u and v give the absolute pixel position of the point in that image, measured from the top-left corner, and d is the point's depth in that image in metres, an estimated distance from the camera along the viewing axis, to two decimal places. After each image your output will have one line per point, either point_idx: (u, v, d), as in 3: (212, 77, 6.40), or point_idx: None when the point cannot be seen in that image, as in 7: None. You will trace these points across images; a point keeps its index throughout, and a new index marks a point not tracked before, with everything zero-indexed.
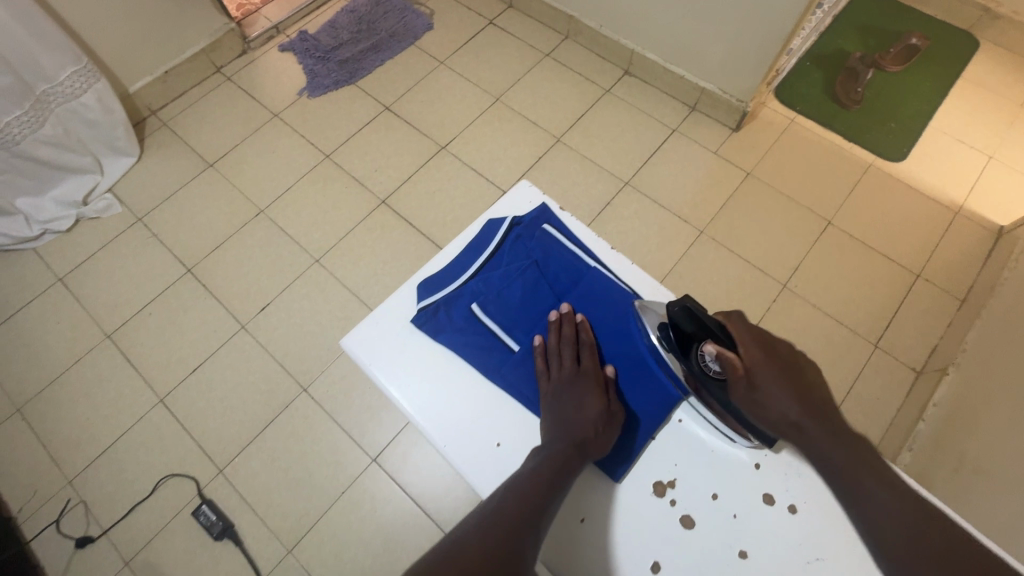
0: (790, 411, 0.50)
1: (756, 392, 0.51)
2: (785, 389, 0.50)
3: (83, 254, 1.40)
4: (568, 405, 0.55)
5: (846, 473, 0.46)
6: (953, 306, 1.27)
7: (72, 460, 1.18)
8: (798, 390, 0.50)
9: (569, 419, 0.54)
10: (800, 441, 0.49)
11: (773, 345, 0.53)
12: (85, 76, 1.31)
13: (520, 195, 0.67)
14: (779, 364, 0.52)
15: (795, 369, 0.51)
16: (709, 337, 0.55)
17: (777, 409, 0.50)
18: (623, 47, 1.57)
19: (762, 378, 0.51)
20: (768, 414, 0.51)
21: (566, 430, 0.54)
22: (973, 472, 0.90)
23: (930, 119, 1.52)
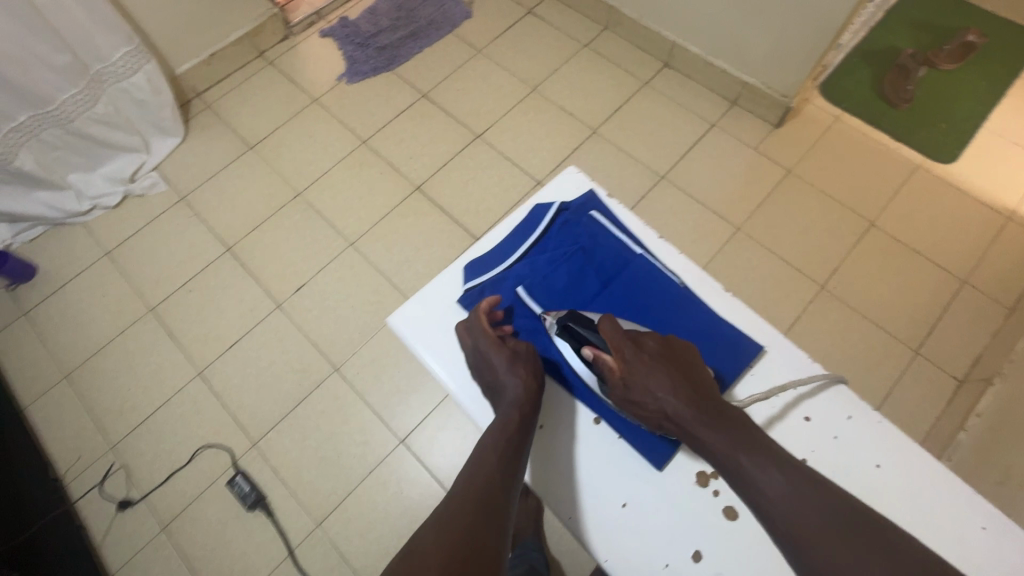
0: (667, 403, 0.51)
1: (633, 391, 0.53)
2: (663, 382, 0.52)
3: (130, 230, 1.44)
4: (501, 367, 0.55)
5: (725, 457, 0.48)
6: (1001, 315, 1.22)
7: (115, 426, 1.23)
8: (676, 377, 0.52)
9: (504, 384, 0.55)
10: (685, 432, 0.51)
11: (638, 341, 0.54)
12: (137, 57, 1.35)
13: (567, 182, 0.67)
14: (647, 356, 0.53)
15: (666, 357, 0.53)
16: (585, 343, 0.56)
17: (655, 403, 0.52)
18: (663, 39, 1.55)
19: (635, 376, 0.52)
20: (649, 410, 0.52)
21: (503, 396, 0.54)
22: (1018, 485, 0.87)
23: (984, 120, 1.46)
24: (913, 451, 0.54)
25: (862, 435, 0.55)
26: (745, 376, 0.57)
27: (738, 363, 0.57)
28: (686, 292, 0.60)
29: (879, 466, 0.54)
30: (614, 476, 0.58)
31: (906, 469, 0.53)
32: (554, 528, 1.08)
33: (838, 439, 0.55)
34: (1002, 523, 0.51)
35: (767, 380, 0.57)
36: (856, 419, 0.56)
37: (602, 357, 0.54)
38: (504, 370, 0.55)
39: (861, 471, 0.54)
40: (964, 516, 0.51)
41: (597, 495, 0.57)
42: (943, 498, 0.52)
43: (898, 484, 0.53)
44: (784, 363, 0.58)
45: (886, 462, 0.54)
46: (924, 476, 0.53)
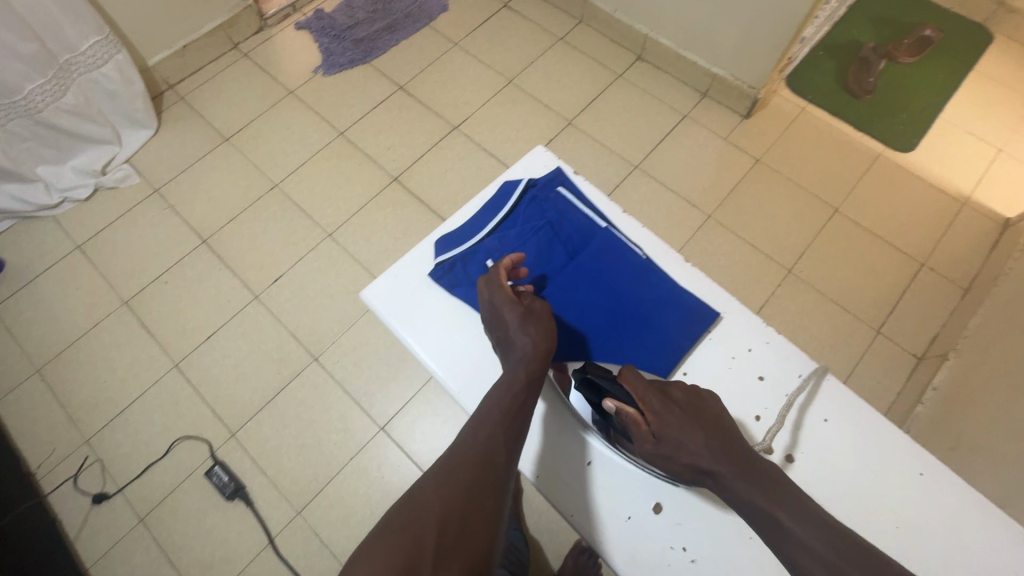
0: (701, 457, 0.48)
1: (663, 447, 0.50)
2: (690, 437, 0.49)
3: (102, 223, 1.42)
4: (517, 325, 0.55)
5: (760, 514, 0.45)
6: (957, 295, 1.28)
7: (89, 420, 1.21)
8: (709, 431, 0.49)
9: (518, 342, 0.55)
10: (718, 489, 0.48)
11: (667, 393, 0.53)
12: (107, 47, 1.33)
13: (535, 160, 0.69)
14: (676, 410, 0.51)
15: (690, 411, 0.51)
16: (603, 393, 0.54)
17: (686, 460, 0.49)
18: (636, 32, 1.58)
19: (662, 429, 0.50)
20: (679, 466, 0.49)
21: (516, 353, 0.55)
22: (969, 452, 0.92)
23: (940, 111, 1.52)
24: (858, 405, 0.57)
25: (813, 391, 0.58)
26: (703, 341, 0.60)
27: (697, 329, 0.60)
28: (648, 264, 0.62)
29: (828, 420, 0.57)
30: (580, 438, 0.60)
31: (851, 422, 0.56)
32: (533, 507, 1.11)
33: (790, 396, 0.58)
34: (936, 467, 0.54)
35: (724, 344, 0.60)
36: (806, 376, 0.58)
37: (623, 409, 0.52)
38: (520, 329, 0.55)
39: (811, 426, 0.57)
40: (903, 462, 0.55)
41: (564, 458, 0.59)
42: (882, 447, 0.55)
43: (844, 435, 0.56)
44: (740, 327, 0.61)
45: (834, 416, 0.57)
46: (868, 428, 0.56)
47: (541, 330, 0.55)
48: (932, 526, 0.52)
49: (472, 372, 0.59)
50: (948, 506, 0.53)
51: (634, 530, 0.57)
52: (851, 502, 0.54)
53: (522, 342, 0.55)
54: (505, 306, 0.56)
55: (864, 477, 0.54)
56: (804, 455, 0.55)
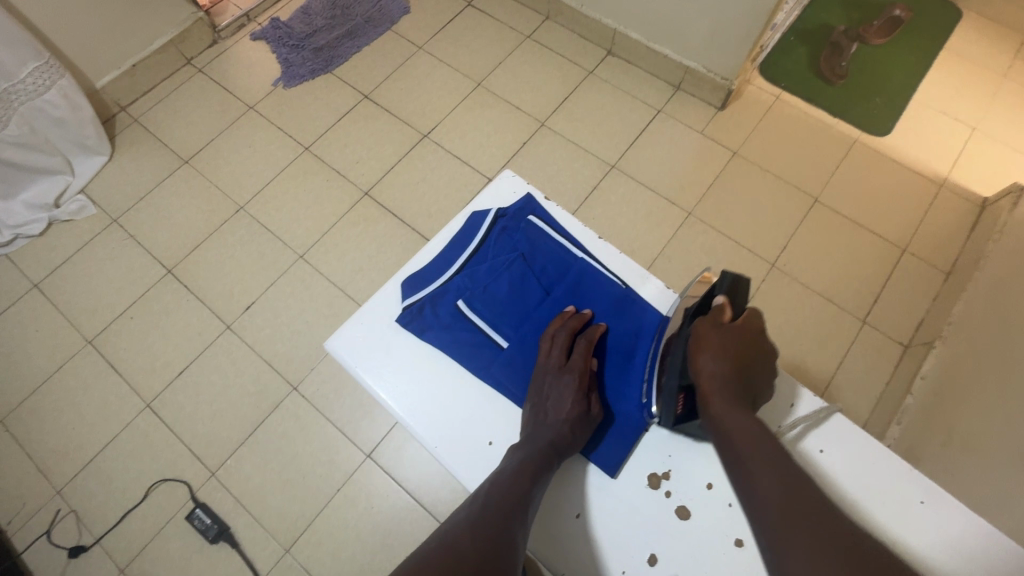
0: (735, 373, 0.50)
1: (721, 344, 0.51)
2: (738, 355, 0.51)
3: (58, 259, 1.35)
4: (561, 406, 0.53)
5: (734, 428, 0.47)
6: (940, 280, 1.27)
7: (59, 469, 1.16)
8: (753, 373, 0.51)
9: (552, 421, 0.52)
10: (719, 393, 0.49)
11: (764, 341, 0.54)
12: (49, 72, 1.26)
13: (503, 186, 0.65)
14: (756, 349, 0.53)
15: (759, 353, 0.53)
16: (720, 292, 0.55)
17: (722, 362, 0.50)
18: (605, 27, 1.54)
19: (730, 335, 0.52)
20: (714, 361, 0.50)
21: (544, 435, 0.52)
22: (962, 446, 0.91)
23: (913, 92, 1.51)
24: (857, 434, 0.56)
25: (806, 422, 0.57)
26: None
27: None
28: (628, 294, 0.60)
29: (823, 451, 0.55)
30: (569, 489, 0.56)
31: (847, 452, 0.55)
32: None
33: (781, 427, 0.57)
34: (934, 491, 0.53)
35: None
36: (798, 406, 0.58)
37: (727, 309, 0.54)
38: (565, 412, 0.53)
39: (805, 457, 0.55)
40: (901, 490, 0.53)
41: (553, 510, 0.56)
42: (880, 475, 0.54)
43: (841, 465, 0.55)
44: None
45: (829, 447, 0.55)
46: (866, 455, 0.55)
47: (580, 428, 0.53)
48: (935, 555, 0.51)
49: (447, 420, 0.55)
50: (950, 534, 0.51)
51: None
52: None
53: (560, 426, 0.52)
54: (572, 372, 0.54)
55: (862, 509, 0.53)
56: None
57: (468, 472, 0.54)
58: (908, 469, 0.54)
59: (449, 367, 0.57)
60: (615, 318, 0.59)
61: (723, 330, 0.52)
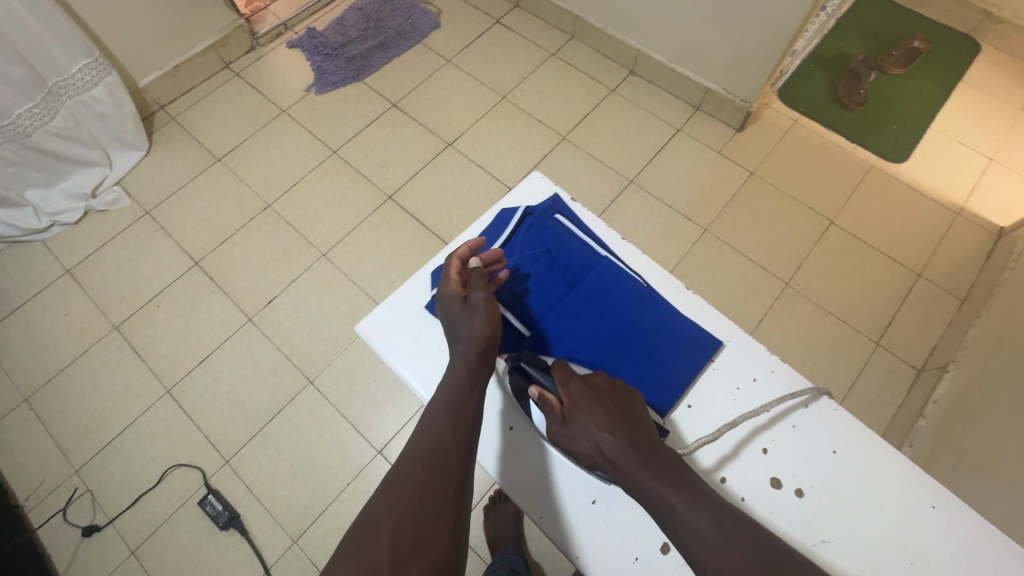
0: (602, 443, 0.49)
1: (569, 431, 0.51)
2: (591, 419, 0.50)
3: (92, 247, 1.40)
4: (463, 320, 0.55)
5: (656, 495, 0.46)
6: (954, 306, 1.28)
7: (79, 449, 1.19)
8: (611, 420, 0.50)
9: (463, 335, 0.55)
10: (615, 469, 0.48)
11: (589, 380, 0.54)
12: (97, 69, 1.32)
13: (531, 186, 0.68)
14: (594, 399, 0.52)
15: (601, 396, 0.52)
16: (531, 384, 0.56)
17: (591, 440, 0.50)
18: (628, 48, 1.59)
19: (571, 415, 0.51)
20: (584, 448, 0.50)
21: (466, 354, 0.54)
22: (973, 468, 0.91)
23: (931, 121, 1.53)
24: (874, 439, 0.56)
25: (821, 423, 0.57)
26: (706, 370, 0.59)
27: (700, 359, 0.59)
28: (649, 291, 0.61)
29: (835, 451, 0.56)
30: (578, 476, 0.57)
31: (859, 454, 0.56)
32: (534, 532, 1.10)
33: (796, 427, 0.57)
34: (947, 500, 0.53)
35: (727, 374, 0.59)
36: (811, 407, 0.58)
37: (545, 397, 0.53)
38: (468, 328, 0.54)
39: (819, 457, 0.56)
40: (914, 494, 0.54)
41: (568, 494, 0.56)
42: (895, 480, 0.55)
43: (854, 467, 0.55)
44: (743, 358, 0.60)
45: (842, 448, 0.56)
46: (879, 459, 0.55)
47: (484, 322, 0.54)
48: (952, 560, 0.51)
49: None
50: (963, 540, 0.52)
51: (642, 572, 0.53)
52: (868, 533, 0.53)
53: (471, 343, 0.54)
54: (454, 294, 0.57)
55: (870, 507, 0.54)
56: (812, 489, 0.55)
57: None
58: (922, 476, 0.54)
59: None
60: (633, 311, 0.60)
61: (562, 421, 0.52)
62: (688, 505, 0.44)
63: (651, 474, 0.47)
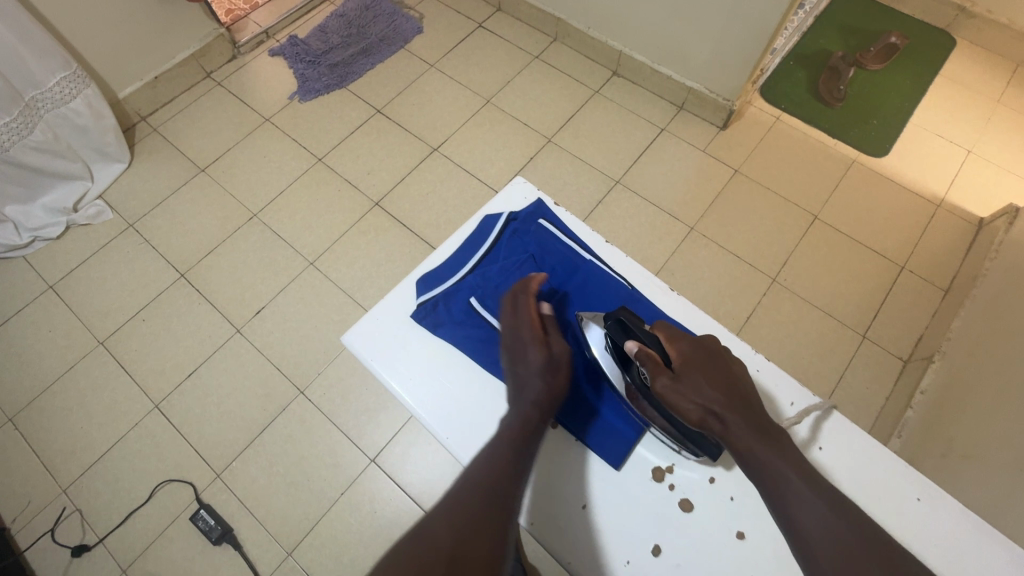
0: (712, 402, 0.52)
1: (677, 387, 0.53)
2: (704, 379, 0.53)
3: (75, 262, 1.38)
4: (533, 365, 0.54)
5: (764, 461, 0.49)
6: (938, 297, 1.29)
7: (67, 468, 1.17)
8: (718, 383, 0.53)
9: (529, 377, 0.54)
10: (724, 428, 0.51)
11: (697, 344, 0.56)
12: (75, 82, 1.31)
13: (515, 192, 0.68)
14: (703, 362, 0.54)
15: (707, 360, 0.54)
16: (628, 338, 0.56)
17: (699, 399, 0.52)
18: (610, 49, 1.59)
19: (681, 374, 0.53)
20: (691, 404, 0.52)
21: (528, 393, 0.53)
22: (961, 457, 0.92)
23: (910, 115, 1.55)
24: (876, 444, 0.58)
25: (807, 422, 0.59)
26: None
27: None
28: (633, 294, 0.62)
29: (823, 448, 0.57)
30: (570, 483, 0.59)
31: (846, 450, 0.57)
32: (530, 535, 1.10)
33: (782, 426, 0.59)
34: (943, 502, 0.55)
35: None
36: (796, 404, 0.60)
37: (647, 350, 0.55)
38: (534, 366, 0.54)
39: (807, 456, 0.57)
40: (899, 486, 0.56)
41: (561, 501, 0.58)
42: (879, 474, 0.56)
43: (840, 463, 0.57)
44: None
45: (828, 445, 0.58)
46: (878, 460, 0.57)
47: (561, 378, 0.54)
48: (938, 548, 0.53)
49: (452, 403, 0.56)
50: (947, 530, 0.53)
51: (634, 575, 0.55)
52: None
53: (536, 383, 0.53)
54: (524, 326, 0.56)
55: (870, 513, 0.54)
56: None
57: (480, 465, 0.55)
58: (905, 469, 0.56)
59: (458, 359, 0.58)
60: None
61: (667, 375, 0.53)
62: (800, 472, 0.47)
63: (760, 437, 0.50)
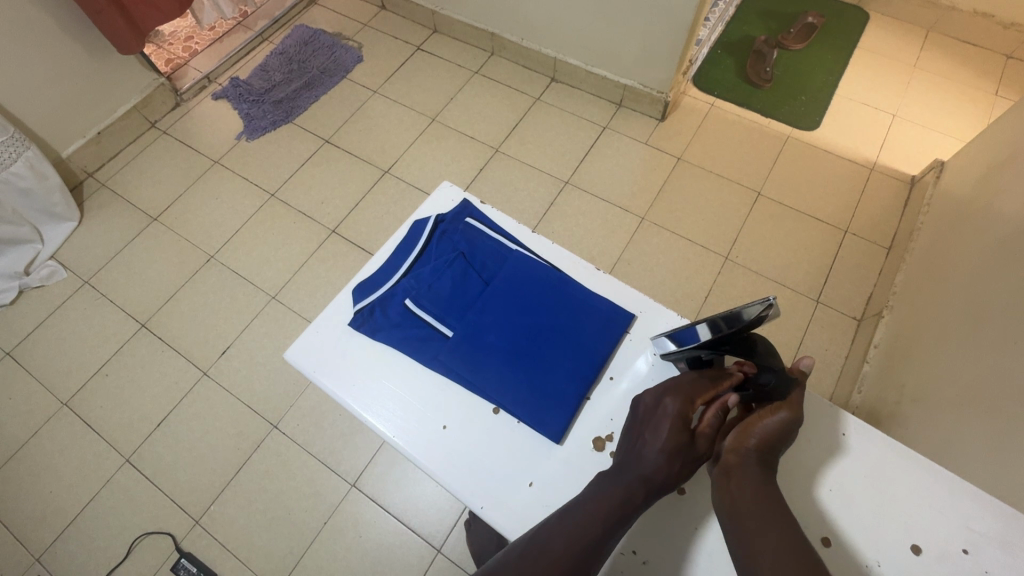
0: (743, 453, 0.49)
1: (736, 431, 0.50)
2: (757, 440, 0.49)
3: (31, 325, 1.36)
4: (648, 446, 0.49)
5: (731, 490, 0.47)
6: (882, 256, 1.35)
7: (39, 535, 1.14)
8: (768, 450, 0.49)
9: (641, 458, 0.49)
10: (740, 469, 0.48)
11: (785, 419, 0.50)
12: (14, 145, 1.30)
13: (442, 196, 0.71)
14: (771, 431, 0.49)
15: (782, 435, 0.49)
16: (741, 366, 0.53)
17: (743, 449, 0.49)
18: (546, 57, 1.65)
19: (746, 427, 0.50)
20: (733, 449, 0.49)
21: (638, 466, 0.49)
22: (911, 402, 0.95)
23: (835, 88, 1.63)
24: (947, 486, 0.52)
25: (860, 446, 0.55)
26: (622, 343, 0.60)
27: (615, 332, 0.60)
28: (561, 276, 0.64)
29: (875, 461, 0.54)
30: (510, 463, 0.54)
31: (898, 467, 0.53)
32: None
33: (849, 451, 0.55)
34: (1007, 548, 0.49)
35: (643, 341, 0.60)
36: (855, 438, 0.55)
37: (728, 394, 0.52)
38: (663, 442, 0.49)
39: (859, 465, 0.54)
40: (955, 501, 0.52)
41: (506, 483, 0.53)
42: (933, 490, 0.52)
43: (895, 475, 0.53)
44: (654, 322, 0.61)
45: (880, 461, 0.54)
46: (948, 502, 0.52)
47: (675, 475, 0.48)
48: (990, 550, 0.50)
49: (396, 402, 0.57)
50: (1000, 536, 0.50)
51: None
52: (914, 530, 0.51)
53: (656, 459, 0.48)
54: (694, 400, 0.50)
55: (820, 443, 0.55)
56: None
57: (490, 502, 0.53)
58: (954, 484, 0.52)
59: (400, 359, 0.59)
60: (551, 296, 0.62)
61: (788, 397, 0.50)
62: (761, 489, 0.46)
63: (764, 468, 0.48)
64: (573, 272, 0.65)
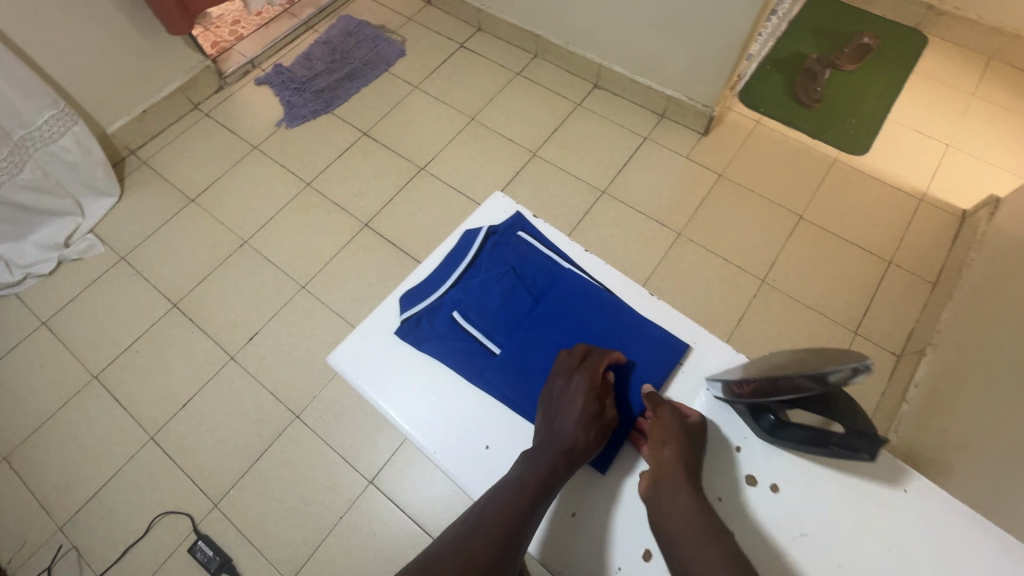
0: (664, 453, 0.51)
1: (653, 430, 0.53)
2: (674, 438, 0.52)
3: (67, 297, 1.39)
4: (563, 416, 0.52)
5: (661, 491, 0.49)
6: (926, 291, 1.30)
7: (62, 504, 1.16)
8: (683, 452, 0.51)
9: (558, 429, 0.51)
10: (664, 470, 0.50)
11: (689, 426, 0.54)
12: (64, 120, 1.32)
13: (494, 206, 0.70)
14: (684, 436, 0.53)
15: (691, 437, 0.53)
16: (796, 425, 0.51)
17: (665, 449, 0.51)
18: (590, 62, 1.62)
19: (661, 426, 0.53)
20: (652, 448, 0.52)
21: (559, 439, 0.51)
22: (955, 448, 0.91)
23: (887, 113, 1.58)
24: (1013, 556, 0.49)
25: (918, 504, 0.51)
26: (674, 375, 0.59)
27: (668, 363, 0.59)
28: (614, 300, 0.62)
29: (933, 524, 0.50)
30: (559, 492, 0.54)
31: (958, 531, 0.50)
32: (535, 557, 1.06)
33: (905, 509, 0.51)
34: None
35: (696, 375, 0.59)
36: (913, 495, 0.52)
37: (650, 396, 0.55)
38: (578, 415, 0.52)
39: (915, 527, 0.51)
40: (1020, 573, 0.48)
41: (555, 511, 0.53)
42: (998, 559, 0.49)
43: (955, 539, 0.50)
44: (710, 356, 0.60)
45: (939, 522, 0.50)
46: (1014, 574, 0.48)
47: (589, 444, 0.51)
48: None
49: (441, 418, 0.56)
50: None
51: None
52: None
53: (572, 430, 0.51)
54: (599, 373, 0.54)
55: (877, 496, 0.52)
56: (786, 483, 0.53)
57: None
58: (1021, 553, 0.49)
59: (445, 373, 0.58)
60: (603, 319, 0.61)
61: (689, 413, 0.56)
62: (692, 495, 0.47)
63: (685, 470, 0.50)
64: (625, 296, 0.64)
